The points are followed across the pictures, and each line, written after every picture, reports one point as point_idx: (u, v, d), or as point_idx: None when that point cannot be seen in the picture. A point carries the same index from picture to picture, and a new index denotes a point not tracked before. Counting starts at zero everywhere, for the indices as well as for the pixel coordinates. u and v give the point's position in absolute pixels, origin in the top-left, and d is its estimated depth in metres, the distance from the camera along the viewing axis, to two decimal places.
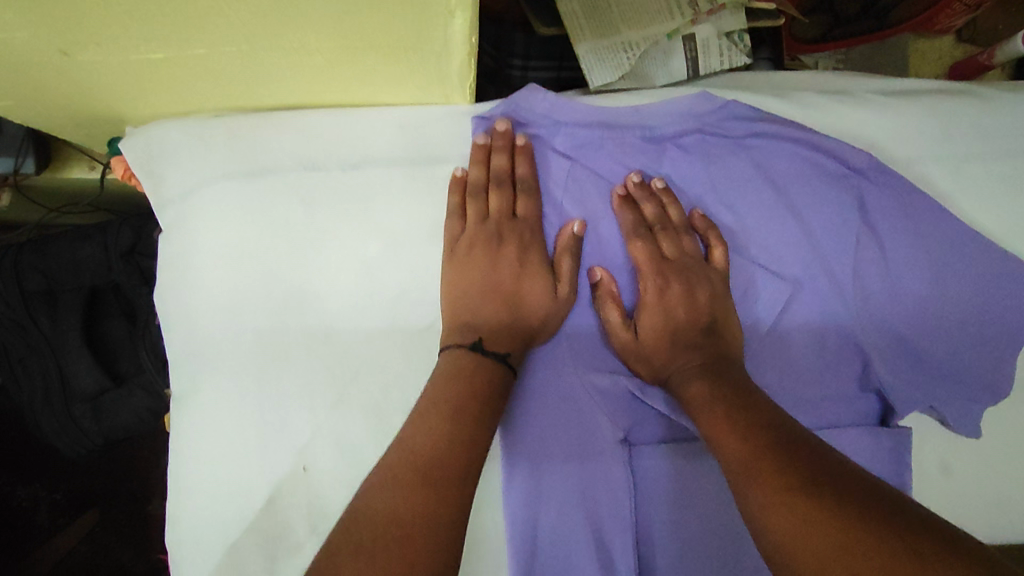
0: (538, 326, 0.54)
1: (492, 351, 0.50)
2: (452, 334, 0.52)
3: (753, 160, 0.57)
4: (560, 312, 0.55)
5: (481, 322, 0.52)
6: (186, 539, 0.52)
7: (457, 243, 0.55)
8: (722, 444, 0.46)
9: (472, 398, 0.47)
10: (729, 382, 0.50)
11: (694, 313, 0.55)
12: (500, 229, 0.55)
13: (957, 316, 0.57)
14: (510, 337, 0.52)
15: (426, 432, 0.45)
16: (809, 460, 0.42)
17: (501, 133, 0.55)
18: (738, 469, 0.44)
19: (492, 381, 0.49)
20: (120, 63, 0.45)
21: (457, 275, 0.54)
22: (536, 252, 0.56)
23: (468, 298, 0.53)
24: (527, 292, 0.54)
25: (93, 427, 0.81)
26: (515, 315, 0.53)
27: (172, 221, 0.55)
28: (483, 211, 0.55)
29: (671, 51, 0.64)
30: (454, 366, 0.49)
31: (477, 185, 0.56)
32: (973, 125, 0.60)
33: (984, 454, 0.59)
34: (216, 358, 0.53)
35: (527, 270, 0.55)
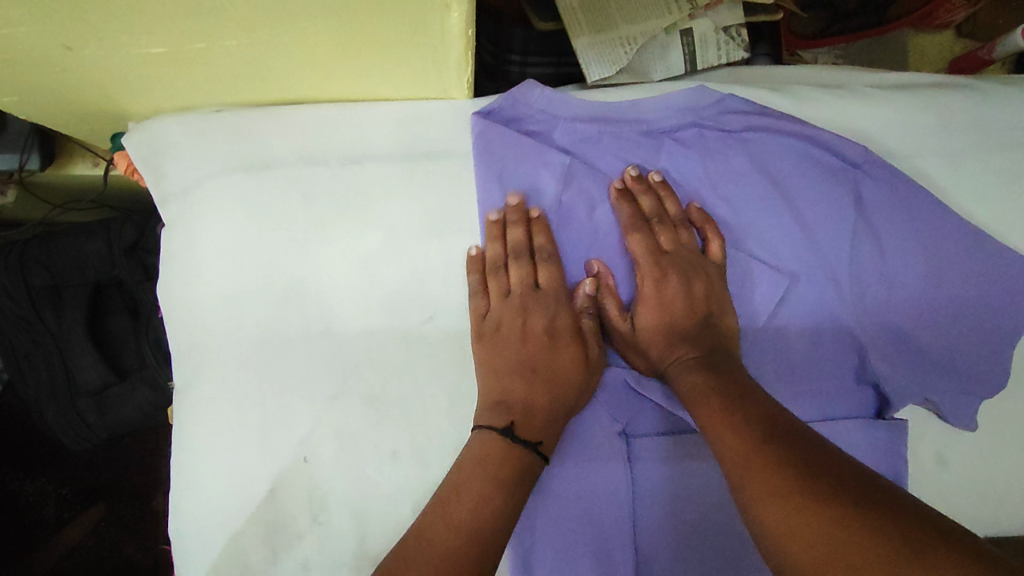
0: (573, 399, 0.54)
1: (525, 439, 0.50)
2: (484, 415, 0.51)
3: (751, 154, 0.58)
4: (592, 384, 0.55)
5: (512, 398, 0.52)
6: (190, 529, 0.53)
7: (483, 321, 0.54)
8: (718, 437, 0.47)
9: (506, 461, 0.49)
10: (726, 376, 0.51)
11: (691, 306, 0.55)
12: (524, 304, 0.55)
13: (953, 310, 0.57)
14: (544, 418, 0.52)
15: (460, 489, 0.47)
16: (805, 453, 0.43)
17: (513, 206, 0.55)
18: (734, 462, 0.45)
19: (524, 466, 0.49)
20: (122, 58, 0.45)
21: (484, 354, 0.53)
22: (564, 321, 0.56)
23: (498, 378, 0.53)
24: (558, 365, 0.54)
25: (97, 420, 0.82)
26: (549, 392, 0.53)
27: (174, 215, 0.56)
28: (506, 288, 0.55)
29: (669, 45, 0.64)
30: (484, 451, 0.49)
31: (495, 262, 0.55)
32: (971, 118, 0.60)
33: (980, 448, 0.59)
34: (218, 352, 0.54)
35: (556, 341, 0.55)
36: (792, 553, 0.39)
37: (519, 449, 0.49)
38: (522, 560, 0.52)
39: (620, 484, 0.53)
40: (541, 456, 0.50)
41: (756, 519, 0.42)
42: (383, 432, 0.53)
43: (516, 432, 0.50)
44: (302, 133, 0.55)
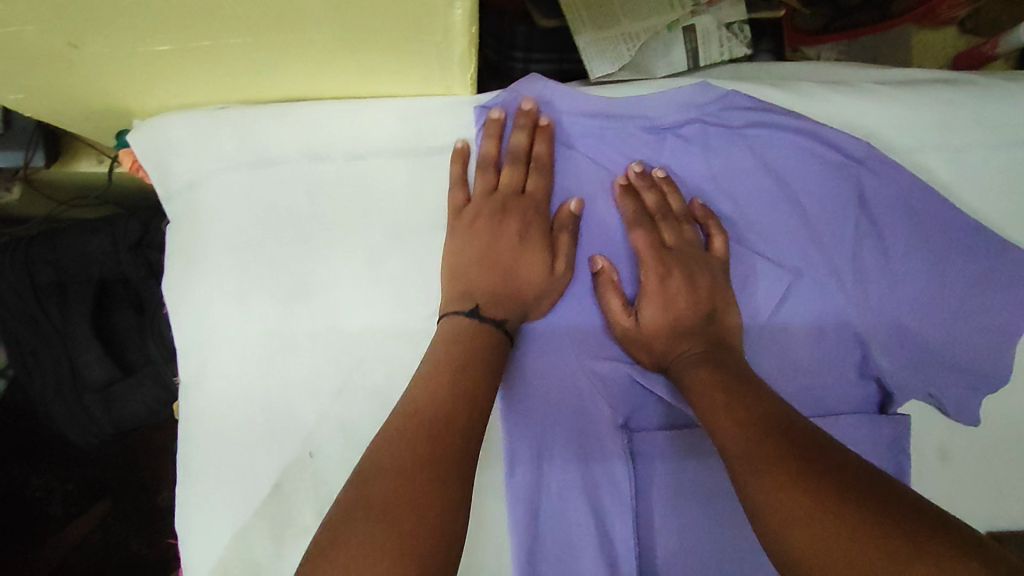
0: (535, 293, 0.54)
1: (487, 317, 0.51)
2: (449, 304, 0.52)
3: (754, 149, 0.58)
4: (555, 291, 0.55)
5: (477, 288, 0.53)
6: (196, 522, 0.53)
7: (461, 212, 0.55)
8: (721, 434, 0.47)
9: (474, 359, 0.49)
10: (731, 374, 0.51)
11: (696, 301, 0.55)
12: (505, 203, 0.55)
13: (955, 305, 0.57)
14: (500, 309, 0.52)
15: (429, 388, 0.47)
16: (807, 449, 0.43)
17: (524, 111, 0.56)
18: (735, 457, 0.45)
19: (487, 350, 0.50)
20: (127, 56, 0.46)
21: (460, 243, 0.54)
22: (538, 227, 0.55)
23: (467, 265, 0.53)
24: (523, 268, 0.53)
25: (104, 417, 0.83)
26: (511, 287, 0.53)
27: (180, 212, 0.56)
28: (492, 185, 0.55)
29: (671, 42, 0.64)
30: (458, 332, 0.50)
31: (488, 159, 0.56)
32: (976, 112, 0.60)
33: (982, 443, 0.59)
34: (223, 346, 0.54)
35: (525, 246, 0.54)
36: (793, 550, 0.39)
37: (486, 327, 0.51)
38: (528, 553, 0.53)
39: (623, 479, 0.54)
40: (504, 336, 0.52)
41: (758, 514, 0.42)
42: None
43: (478, 314, 0.51)
44: (305, 129, 0.55)
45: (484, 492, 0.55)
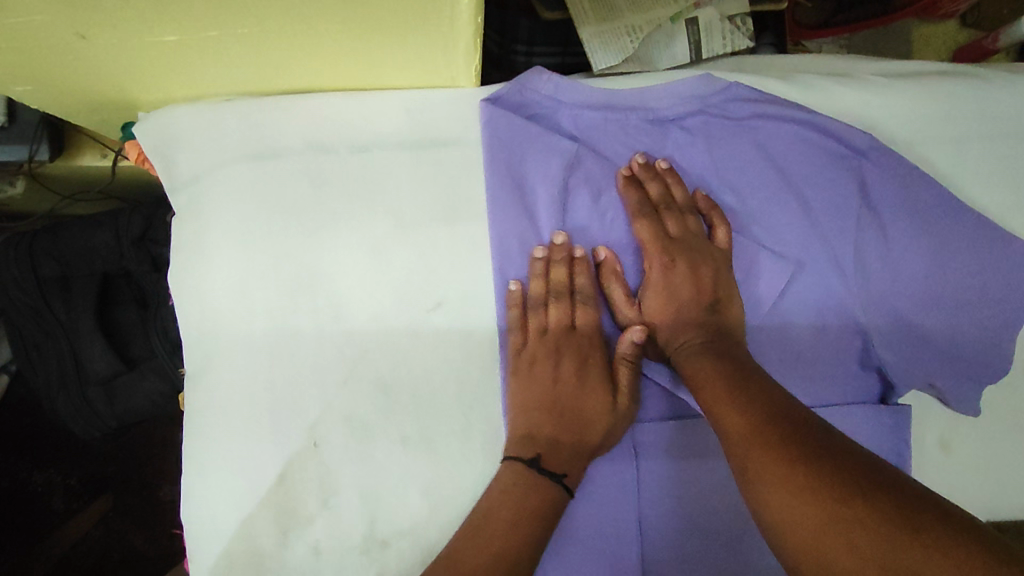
0: (598, 444, 0.53)
1: (548, 470, 0.50)
2: (513, 446, 0.52)
3: (756, 140, 0.58)
4: (619, 429, 0.54)
5: (541, 431, 0.52)
6: (201, 512, 0.54)
7: (519, 357, 0.54)
8: (721, 421, 0.48)
9: (533, 494, 0.49)
10: (732, 362, 0.51)
11: (698, 291, 0.55)
12: (558, 343, 0.55)
13: (956, 297, 0.58)
14: (569, 451, 0.52)
15: (475, 543, 0.47)
16: (806, 434, 0.44)
17: (558, 245, 0.55)
18: (735, 443, 0.46)
19: (547, 504, 0.50)
20: (134, 46, 0.46)
21: (518, 381, 0.54)
22: (595, 363, 0.55)
23: (529, 410, 0.53)
24: (588, 406, 0.53)
25: (106, 410, 0.83)
26: (580, 434, 0.53)
27: (184, 204, 0.57)
28: (544, 325, 0.56)
29: (674, 34, 0.65)
30: (516, 477, 0.50)
31: (537, 297, 0.55)
32: (977, 104, 0.61)
33: (982, 434, 0.60)
34: (229, 339, 0.55)
35: (586, 386, 0.54)
36: (793, 534, 0.40)
37: (546, 481, 0.50)
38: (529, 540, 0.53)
39: (624, 467, 0.55)
40: (568, 490, 0.51)
41: (757, 499, 0.43)
42: (391, 417, 0.54)
43: (541, 466, 0.50)
44: (311, 120, 0.56)
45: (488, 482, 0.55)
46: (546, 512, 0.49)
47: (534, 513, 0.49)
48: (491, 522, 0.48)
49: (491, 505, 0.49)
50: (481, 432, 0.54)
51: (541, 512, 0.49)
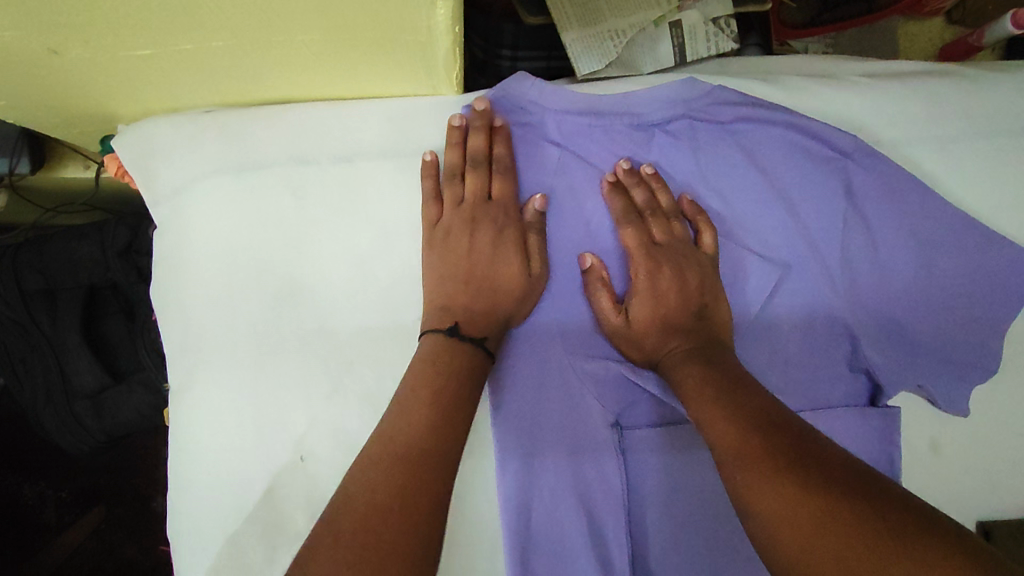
0: (512, 307, 0.54)
1: (468, 335, 0.51)
2: (431, 320, 0.52)
3: (740, 145, 0.58)
4: (534, 294, 0.55)
5: (457, 299, 0.53)
6: (188, 529, 0.53)
7: (434, 228, 0.55)
8: (709, 427, 0.47)
9: (451, 363, 0.50)
10: (719, 367, 0.51)
11: (686, 298, 0.55)
12: (473, 213, 0.55)
13: (944, 297, 0.58)
14: (484, 318, 0.53)
15: (402, 418, 0.46)
16: (792, 440, 0.44)
17: (478, 113, 0.54)
18: (723, 449, 0.45)
19: (467, 365, 0.50)
20: (108, 61, 0.45)
21: (435, 252, 0.54)
22: (510, 231, 0.55)
23: (445, 284, 0.54)
24: (500, 274, 0.54)
25: (95, 424, 0.81)
26: (492, 300, 0.54)
27: (166, 218, 0.56)
28: (459, 196, 0.55)
29: (658, 37, 0.64)
30: (431, 352, 0.50)
31: (455, 167, 0.55)
32: (962, 103, 0.60)
33: (973, 434, 0.60)
34: (213, 350, 0.54)
35: (499, 253, 0.54)
36: (779, 539, 0.40)
37: (464, 345, 0.51)
38: (521, 553, 0.53)
39: (613, 474, 0.54)
40: (487, 351, 0.52)
41: (745, 504, 0.42)
42: None
43: (458, 331, 0.51)
44: (291, 131, 0.55)
45: (477, 492, 0.55)
46: (467, 378, 0.50)
47: (447, 404, 0.48)
48: (415, 395, 0.48)
49: (406, 399, 0.48)
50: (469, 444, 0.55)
51: (453, 403, 0.48)
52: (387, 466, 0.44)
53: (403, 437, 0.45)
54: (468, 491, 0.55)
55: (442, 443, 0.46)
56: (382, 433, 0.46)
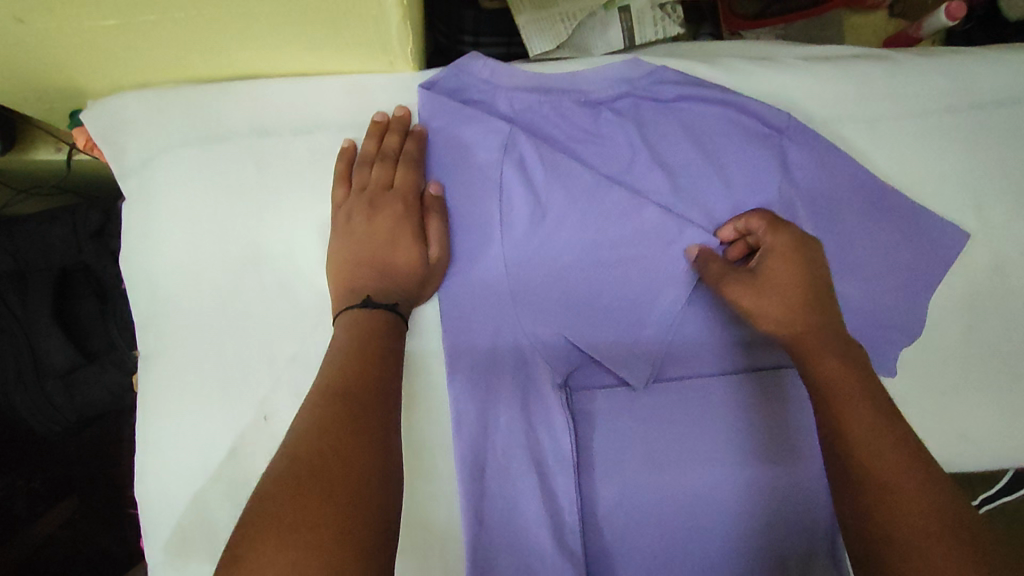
0: (412, 292, 0.55)
1: (379, 302, 0.53)
2: (341, 300, 0.54)
3: (682, 122, 0.61)
4: (434, 279, 0.56)
5: (365, 281, 0.54)
6: (153, 487, 0.55)
7: (338, 210, 0.56)
8: (842, 410, 0.48)
9: (370, 323, 0.52)
10: (843, 351, 0.52)
11: (802, 282, 0.56)
12: (373, 199, 0.56)
13: (872, 265, 0.62)
14: (387, 293, 0.54)
15: (334, 366, 0.49)
16: (914, 441, 0.46)
17: (397, 118, 0.58)
18: (848, 432, 0.47)
19: (386, 325, 0.52)
20: (73, 31, 0.47)
21: (344, 241, 0.55)
22: (409, 219, 0.56)
23: (350, 264, 0.55)
24: (397, 256, 0.55)
25: (66, 403, 0.83)
26: (391, 280, 0.55)
27: (133, 188, 0.58)
28: (366, 181, 0.56)
29: (608, 22, 0.68)
30: (355, 321, 0.52)
31: (367, 156, 0.57)
32: (890, 84, 0.65)
33: (902, 393, 0.64)
34: (179, 314, 0.56)
35: (397, 237, 0.55)
36: (902, 529, 0.43)
37: (376, 312, 0.52)
38: (474, 509, 0.56)
39: (563, 433, 0.58)
40: (399, 314, 0.54)
41: (858, 487, 0.45)
42: None
43: (368, 301, 0.53)
44: (254, 106, 0.57)
45: (435, 449, 0.58)
46: (392, 334, 0.52)
47: (376, 349, 0.50)
48: (342, 351, 0.50)
49: (331, 357, 0.50)
50: (425, 402, 0.58)
51: (380, 345, 0.51)
52: (327, 401, 0.46)
53: (338, 377, 0.48)
54: (426, 448, 0.58)
55: (378, 377, 0.49)
56: (320, 380, 0.49)
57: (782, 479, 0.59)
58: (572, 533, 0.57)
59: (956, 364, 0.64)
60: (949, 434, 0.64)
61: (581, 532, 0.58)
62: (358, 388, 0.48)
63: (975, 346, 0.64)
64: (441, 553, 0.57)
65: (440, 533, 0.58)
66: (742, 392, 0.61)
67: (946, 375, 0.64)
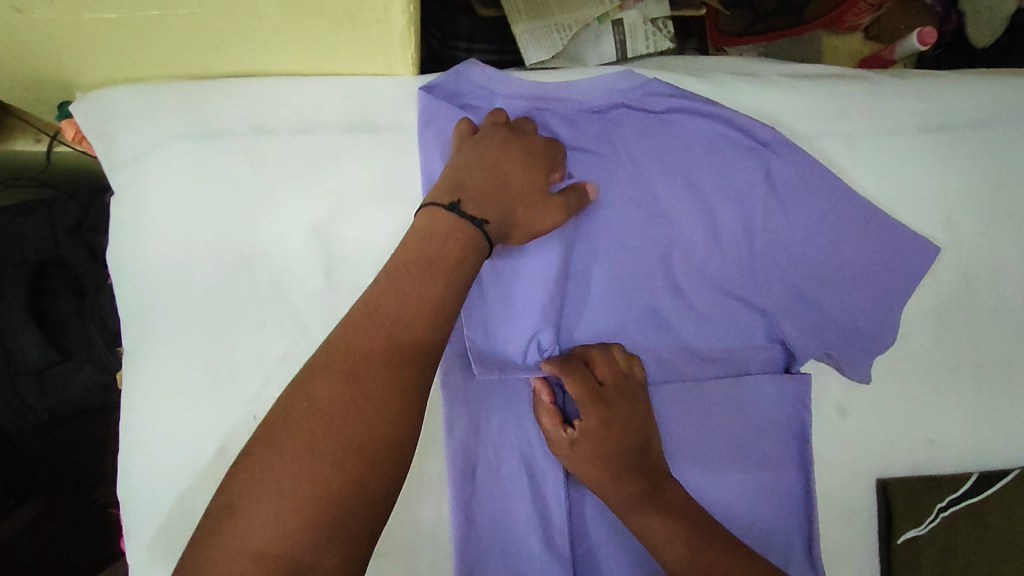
0: (506, 224, 0.54)
1: (470, 213, 0.51)
2: (435, 196, 0.52)
3: (673, 133, 0.63)
4: (526, 225, 0.55)
5: (469, 192, 0.52)
6: (139, 488, 0.54)
7: (475, 138, 0.56)
8: (653, 525, 0.55)
9: (448, 236, 0.49)
10: (628, 470, 0.56)
11: (627, 434, 0.57)
12: (517, 137, 0.57)
13: (851, 275, 0.64)
14: (482, 209, 0.52)
15: (395, 286, 0.46)
16: (690, 504, 0.57)
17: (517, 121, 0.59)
18: (659, 544, 0.55)
19: (471, 245, 0.50)
20: (71, 23, 0.47)
21: (475, 170, 0.54)
22: (540, 174, 0.57)
23: (459, 175, 0.54)
24: (506, 189, 0.54)
25: (38, 402, 0.78)
26: (495, 201, 0.53)
27: (123, 183, 0.57)
28: (516, 125, 0.58)
29: (601, 34, 0.72)
30: (440, 222, 0.50)
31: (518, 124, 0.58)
32: (867, 102, 0.68)
33: (875, 399, 0.67)
34: (167, 312, 0.55)
35: (516, 175, 0.55)
36: None
37: (467, 223, 0.50)
38: (464, 507, 0.57)
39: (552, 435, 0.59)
40: (484, 234, 0.51)
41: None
42: None
43: (461, 210, 0.51)
44: (251, 103, 0.57)
45: (425, 451, 0.58)
46: (465, 260, 0.49)
47: (445, 272, 0.48)
48: (405, 271, 0.47)
49: (401, 268, 0.47)
50: None
51: (453, 275, 0.48)
52: (381, 336, 0.44)
53: (394, 305, 0.45)
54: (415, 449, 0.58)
55: (436, 316, 0.46)
56: (372, 302, 0.46)
57: (749, 479, 0.63)
58: (559, 534, 0.58)
59: (925, 373, 0.67)
60: (918, 438, 0.67)
61: (569, 532, 0.59)
62: (410, 322, 0.45)
63: (943, 354, 0.68)
64: (429, 555, 0.57)
65: (428, 533, 0.57)
66: (722, 396, 0.63)
67: (914, 383, 0.67)
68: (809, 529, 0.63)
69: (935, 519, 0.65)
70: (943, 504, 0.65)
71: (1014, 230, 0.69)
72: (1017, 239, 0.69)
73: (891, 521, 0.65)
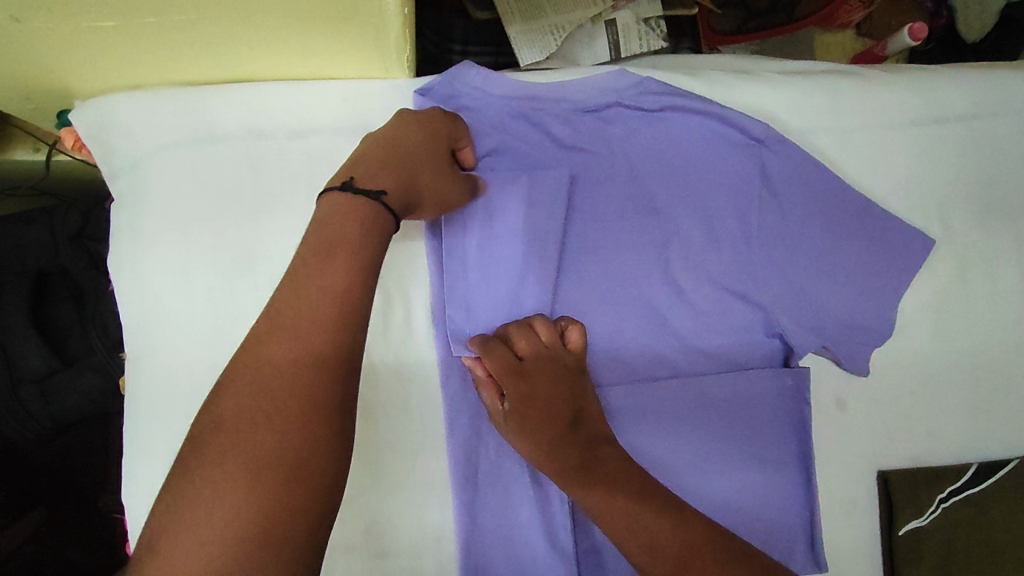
0: (409, 199, 0.53)
1: (366, 188, 0.49)
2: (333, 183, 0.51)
3: (666, 132, 0.64)
4: (433, 198, 0.55)
5: (363, 171, 0.51)
6: (143, 491, 0.55)
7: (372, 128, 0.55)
8: (612, 514, 0.51)
9: (346, 218, 0.48)
10: (570, 452, 0.54)
11: (559, 411, 0.55)
12: (417, 120, 0.55)
13: (848, 268, 0.65)
14: (381, 184, 0.51)
15: (293, 284, 0.45)
16: (651, 486, 0.53)
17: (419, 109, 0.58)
18: (621, 535, 0.51)
19: (372, 218, 0.49)
20: (70, 31, 0.48)
21: (373, 146, 0.53)
22: (438, 151, 0.55)
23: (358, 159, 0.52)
24: (405, 163, 0.53)
25: (41, 410, 0.78)
26: (395, 176, 0.52)
27: (123, 189, 0.58)
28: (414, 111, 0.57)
29: (595, 35, 0.73)
30: (335, 207, 0.48)
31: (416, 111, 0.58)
32: (859, 96, 0.68)
33: (874, 392, 0.67)
34: (169, 317, 0.56)
35: (414, 151, 0.54)
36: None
37: (365, 198, 0.49)
38: (468, 507, 0.57)
39: None
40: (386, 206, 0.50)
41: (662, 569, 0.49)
42: None
43: (354, 187, 0.50)
44: (249, 109, 0.58)
45: (428, 451, 0.58)
46: (372, 241, 0.48)
47: (348, 256, 0.46)
48: (302, 267, 0.46)
49: (302, 262, 0.46)
50: (420, 403, 0.59)
51: (354, 257, 0.47)
52: (281, 332, 0.43)
53: (294, 301, 0.44)
54: (418, 449, 0.58)
55: (339, 302, 0.45)
56: (276, 303, 0.45)
57: (751, 473, 0.63)
58: (563, 531, 0.58)
59: (923, 365, 0.68)
60: (918, 430, 0.67)
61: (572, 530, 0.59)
62: (315, 312, 0.44)
63: (941, 345, 0.68)
64: (434, 555, 0.58)
65: (433, 533, 0.58)
66: (722, 390, 0.63)
67: (913, 375, 0.68)
68: (812, 523, 0.63)
69: (935, 510, 0.65)
70: (943, 495, 0.65)
71: (1008, 221, 0.69)
72: (1011, 229, 0.69)
73: (894, 512, 0.65)
